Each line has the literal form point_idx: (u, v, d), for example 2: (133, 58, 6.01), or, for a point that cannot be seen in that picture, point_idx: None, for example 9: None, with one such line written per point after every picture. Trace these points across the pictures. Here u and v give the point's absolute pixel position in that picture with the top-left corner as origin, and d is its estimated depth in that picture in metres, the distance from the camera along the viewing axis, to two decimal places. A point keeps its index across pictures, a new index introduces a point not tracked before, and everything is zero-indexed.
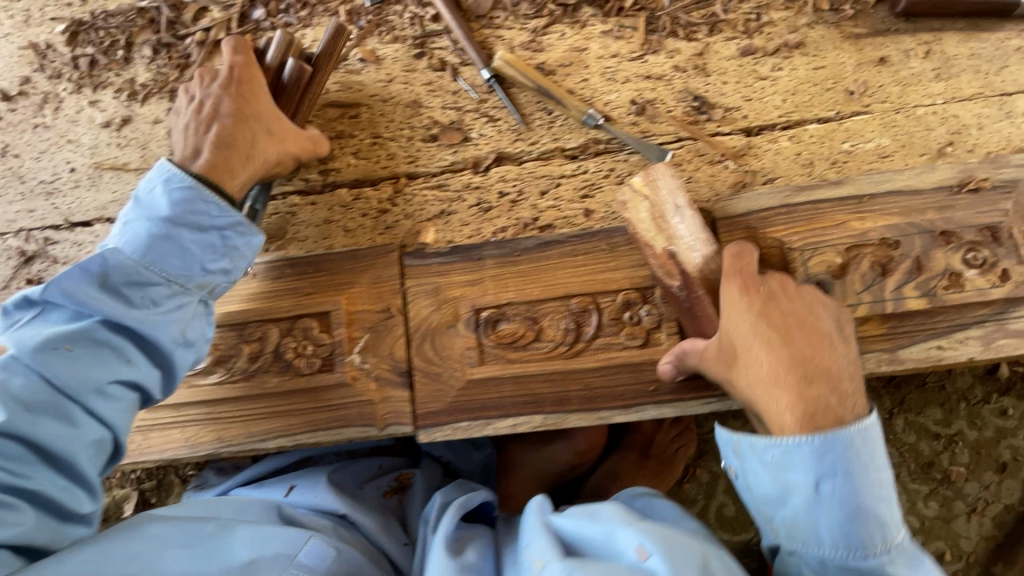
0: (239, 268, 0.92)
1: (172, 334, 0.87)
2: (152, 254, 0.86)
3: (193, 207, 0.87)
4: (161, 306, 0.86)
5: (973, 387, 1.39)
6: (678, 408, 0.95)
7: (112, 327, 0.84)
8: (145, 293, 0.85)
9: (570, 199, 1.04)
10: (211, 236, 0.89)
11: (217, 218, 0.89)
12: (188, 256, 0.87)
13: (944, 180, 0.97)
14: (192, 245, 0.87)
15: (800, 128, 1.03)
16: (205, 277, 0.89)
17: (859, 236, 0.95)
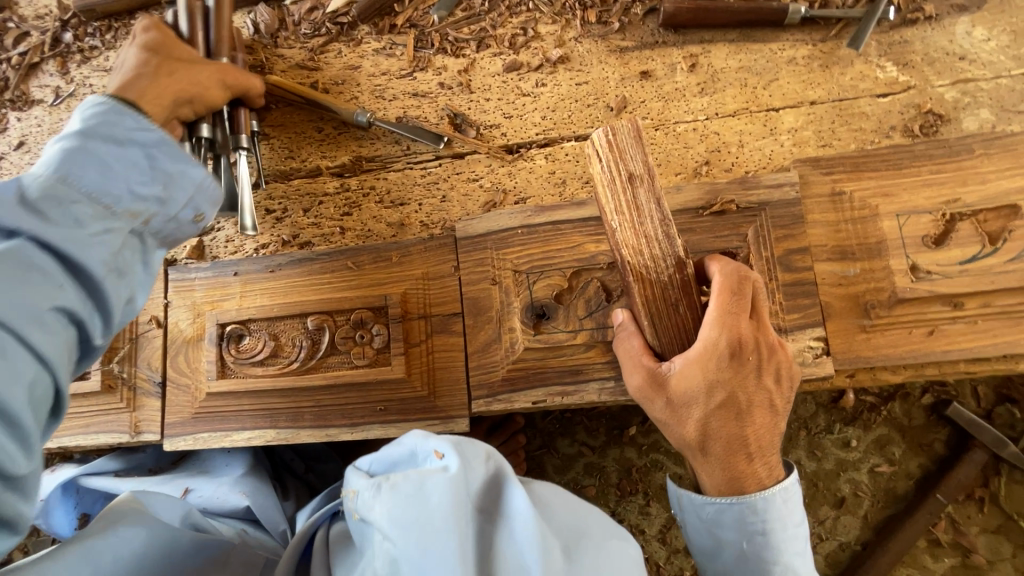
0: (176, 198, 0.73)
1: (102, 259, 0.64)
2: (75, 167, 0.65)
3: (110, 118, 0.69)
4: (88, 230, 0.64)
5: (816, 415, 1.31)
6: (401, 428, 0.95)
7: (71, 249, 0.62)
8: (82, 217, 0.64)
9: (329, 218, 1.06)
10: (147, 154, 0.70)
11: (140, 133, 0.70)
12: (130, 175, 0.69)
13: (689, 201, 0.91)
14: (121, 164, 0.69)
15: (558, 146, 1.01)
16: (138, 204, 0.69)
17: (589, 259, 0.91)
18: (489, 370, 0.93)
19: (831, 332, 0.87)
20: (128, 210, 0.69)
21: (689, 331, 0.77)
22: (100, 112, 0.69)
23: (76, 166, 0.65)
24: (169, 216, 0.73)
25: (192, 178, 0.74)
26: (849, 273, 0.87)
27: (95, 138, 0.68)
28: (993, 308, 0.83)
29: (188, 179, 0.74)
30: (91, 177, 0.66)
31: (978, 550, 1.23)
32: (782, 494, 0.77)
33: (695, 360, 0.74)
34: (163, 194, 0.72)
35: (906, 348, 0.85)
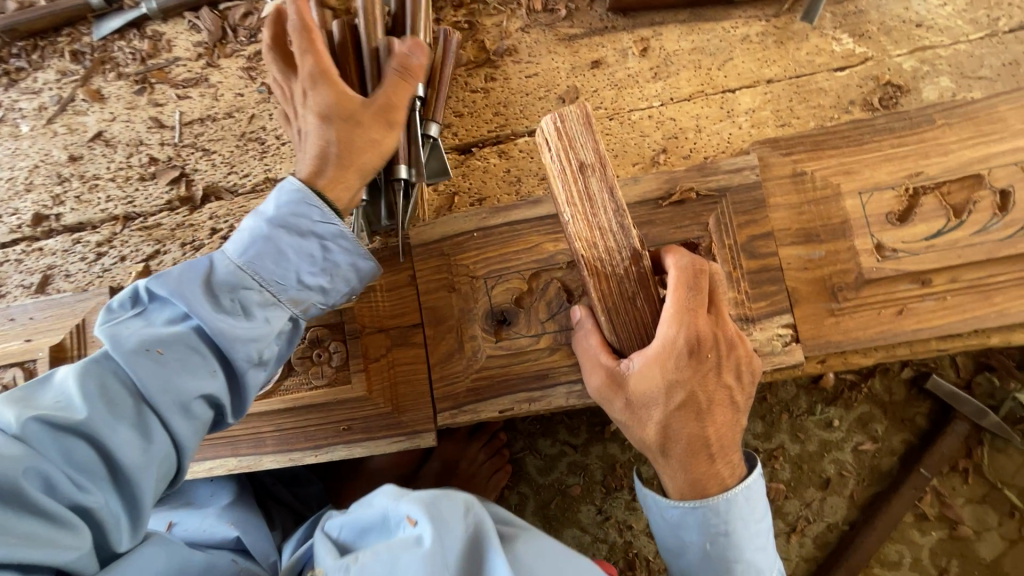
0: (335, 288, 0.80)
1: (253, 354, 0.75)
2: (257, 261, 0.76)
3: (298, 215, 0.77)
4: (249, 322, 0.75)
5: (798, 398, 1.30)
6: (367, 447, 0.91)
7: (225, 340, 0.73)
8: (250, 308, 0.75)
9: None
10: (320, 250, 0.78)
11: (322, 227, 0.78)
12: (290, 270, 0.77)
13: (647, 192, 0.88)
14: (295, 256, 0.77)
15: (511, 143, 0.97)
16: (302, 292, 0.78)
17: (548, 260, 0.88)
18: (452, 382, 0.90)
19: (799, 318, 0.84)
20: (293, 298, 0.78)
21: (647, 326, 0.74)
22: (289, 205, 0.77)
23: (257, 260, 0.76)
24: (328, 304, 0.81)
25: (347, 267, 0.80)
26: (815, 255, 0.84)
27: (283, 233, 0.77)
28: (962, 282, 0.81)
29: (349, 269, 0.80)
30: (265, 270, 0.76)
31: (965, 522, 1.22)
32: (743, 490, 0.77)
33: (653, 358, 0.72)
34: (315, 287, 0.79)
35: (876, 330, 0.82)
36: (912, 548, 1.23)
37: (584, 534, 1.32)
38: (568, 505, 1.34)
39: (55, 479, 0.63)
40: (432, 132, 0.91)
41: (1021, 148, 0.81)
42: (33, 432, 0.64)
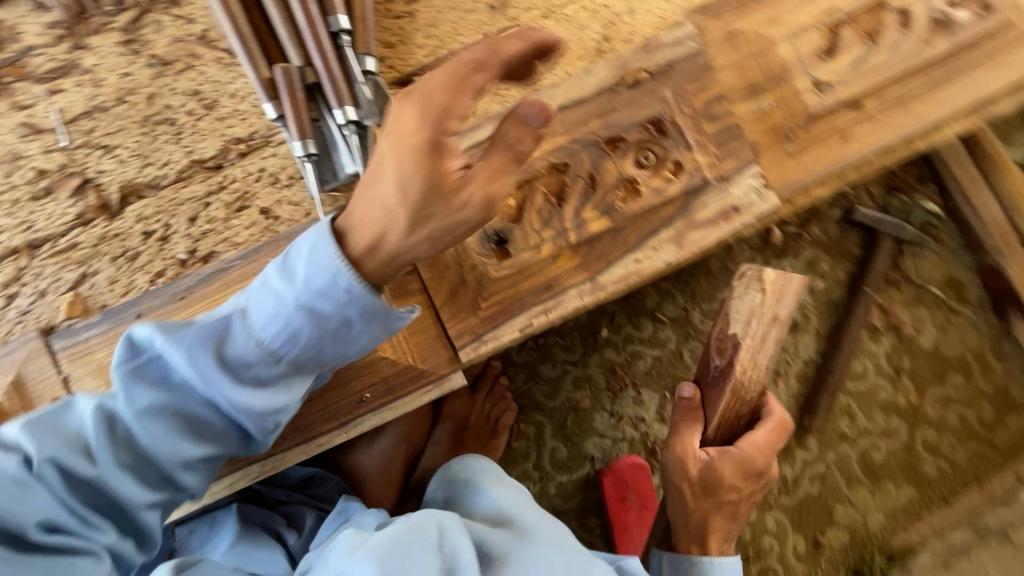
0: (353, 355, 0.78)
1: (262, 428, 0.76)
2: (275, 327, 0.74)
3: (330, 286, 0.72)
4: (263, 396, 0.75)
5: (754, 260, 1.42)
6: (393, 409, 0.89)
7: (242, 415, 0.74)
8: (265, 377, 0.75)
9: (225, 218, 0.90)
10: (329, 324, 0.74)
11: (350, 308, 0.73)
12: (315, 346, 0.75)
13: (603, 82, 0.89)
14: (322, 333, 0.74)
15: (453, 64, 0.92)
16: (325, 361, 0.77)
17: (526, 170, 0.87)
18: (465, 316, 0.88)
19: (765, 167, 0.91)
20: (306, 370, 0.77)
21: (732, 424, 0.96)
22: (331, 274, 0.71)
23: (289, 335, 0.73)
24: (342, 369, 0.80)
25: (388, 324, 0.76)
26: (765, 106, 0.90)
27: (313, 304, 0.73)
28: (887, 100, 0.91)
29: (379, 331, 0.76)
30: (296, 339, 0.73)
31: (907, 324, 1.43)
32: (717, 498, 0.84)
33: (725, 459, 0.96)
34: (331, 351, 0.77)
35: (829, 161, 0.91)
36: (872, 359, 1.42)
37: (604, 439, 1.39)
38: (583, 419, 1.40)
39: (74, 521, 0.70)
40: (369, 67, 0.86)
41: None
42: (62, 475, 0.69)
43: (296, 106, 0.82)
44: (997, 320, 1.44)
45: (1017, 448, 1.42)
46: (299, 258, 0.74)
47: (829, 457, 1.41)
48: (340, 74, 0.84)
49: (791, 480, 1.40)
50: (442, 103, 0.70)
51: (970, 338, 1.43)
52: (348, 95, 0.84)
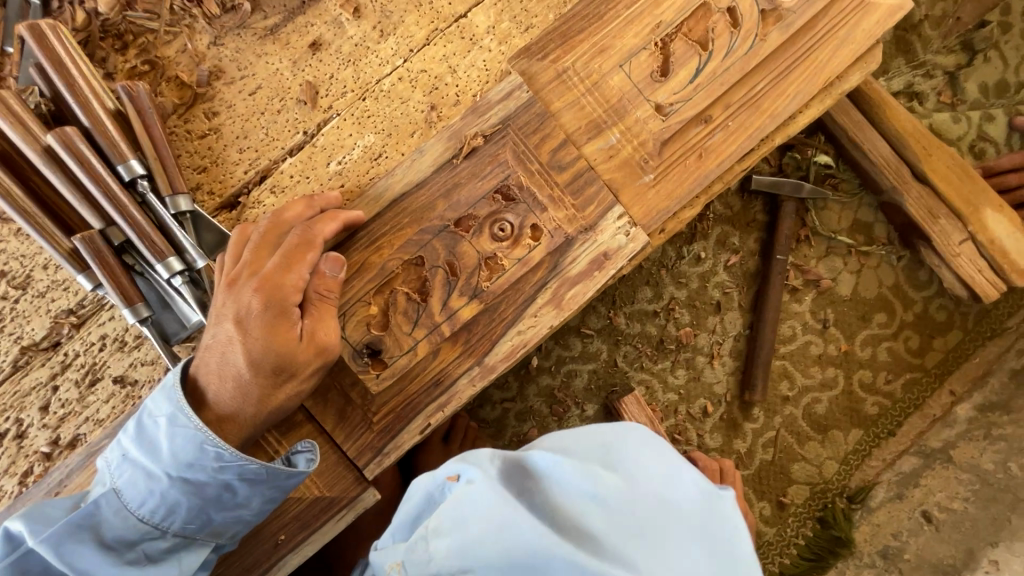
0: (248, 511, 0.76)
1: None
2: (155, 501, 0.73)
3: (196, 458, 0.72)
4: (161, 568, 0.74)
5: (664, 251, 1.41)
6: (314, 541, 0.85)
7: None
8: (158, 550, 0.74)
9: (79, 397, 0.83)
10: (210, 492, 0.73)
11: (223, 470, 0.73)
12: (201, 514, 0.75)
13: (439, 158, 0.83)
14: (201, 500, 0.74)
15: (277, 173, 0.84)
16: (222, 529, 0.77)
17: (381, 273, 0.82)
18: (360, 432, 0.84)
19: (628, 203, 0.87)
20: (208, 532, 0.76)
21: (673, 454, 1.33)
22: (191, 442, 0.72)
23: (166, 507, 0.73)
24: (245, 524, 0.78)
25: (274, 483, 0.75)
26: (612, 141, 0.86)
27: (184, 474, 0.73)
28: (734, 105, 0.87)
29: (268, 492, 0.76)
30: (166, 512, 0.74)
31: (824, 276, 1.44)
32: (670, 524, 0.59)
33: None
34: (221, 519, 0.76)
35: (690, 180, 0.87)
36: (798, 318, 1.44)
37: None
38: None
39: None
40: (182, 206, 0.78)
41: None
42: None
43: (111, 276, 0.75)
44: (906, 251, 1.46)
45: (947, 366, 1.48)
46: (156, 431, 0.74)
47: (776, 420, 1.44)
48: (149, 225, 0.76)
49: (747, 453, 1.43)
50: (281, 287, 0.73)
51: (885, 275, 1.46)
52: (165, 245, 0.76)
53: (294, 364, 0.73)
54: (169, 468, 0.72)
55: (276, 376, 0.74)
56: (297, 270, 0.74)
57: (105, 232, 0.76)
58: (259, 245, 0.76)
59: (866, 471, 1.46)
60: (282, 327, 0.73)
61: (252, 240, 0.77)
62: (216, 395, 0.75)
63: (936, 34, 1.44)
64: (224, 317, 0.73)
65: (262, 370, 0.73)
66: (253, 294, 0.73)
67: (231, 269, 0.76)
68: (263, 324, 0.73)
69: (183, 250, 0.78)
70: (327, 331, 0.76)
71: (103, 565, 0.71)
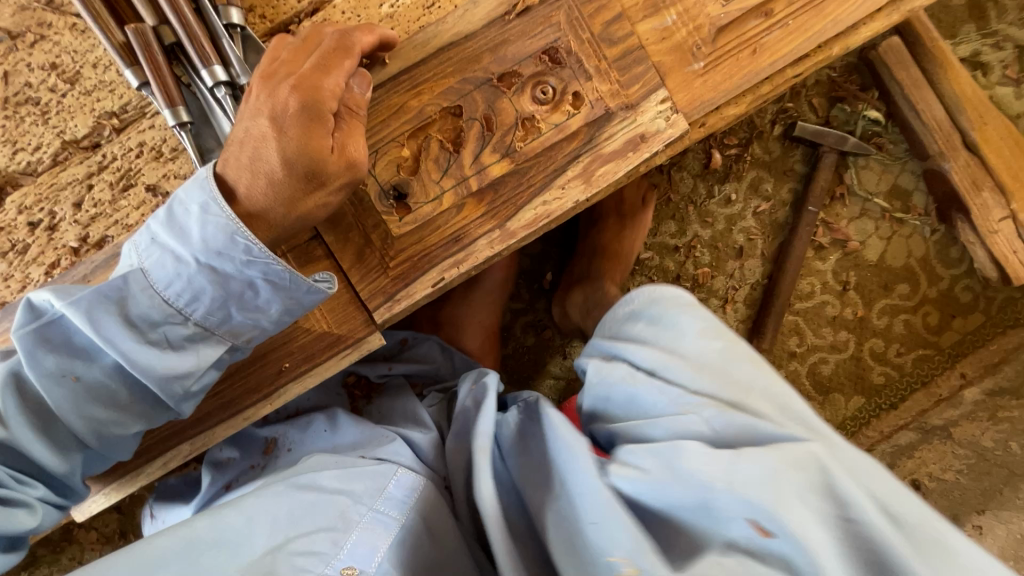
0: (271, 315, 0.80)
1: (182, 389, 0.79)
2: (179, 287, 0.76)
3: (226, 249, 0.75)
4: (180, 354, 0.77)
5: (695, 188, 1.40)
6: (316, 375, 0.88)
7: (150, 378, 0.76)
8: (178, 339, 0.78)
9: (112, 200, 0.85)
10: (236, 286, 0.77)
11: (250, 266, 0.76)
12: (222, 309, 0.78)
13: (491, 12, 0.83)
14: (226, 293, 0.77)
15: (330, 7, 0.85)
16: (239, 330, 0.80)
17: (418, 117, 0.82)
18: (375, 276, 0.86)
19: (673, 89, 0.86)
20: (227, 329, 0.80)
21: None
22: (221, 232, 0.74)
23: (190, 295, 0.76)
24: (264, 332, 0.82)
25: (298, 291, 0.78)
26: (668, 22, 0.84)
27: (211, 264, 0.76)
28: (797, 4, 0.85)
29: (289, 300, 0.79)
30: (188, 300, 0.77)
31: (853, 237, 1.42)
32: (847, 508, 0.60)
33: None
34: (240, 319, 0.79)
35: (739, 76, 0.86)
36: (818, 276, 1.43)
37: (559, 380, 1.41)
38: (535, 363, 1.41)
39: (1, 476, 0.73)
40: (235, 20, 0.79)
41: None
42: None
43: (159, 75, 0.76)
44: (941, 226, 1.43)
45: (962, 348, 1.45)
46: (187, 219, 0.76)
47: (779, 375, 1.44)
48: (199, 31, 0.77)
49: None
50: (316, 87, 0.75)
51: (915, 247, 1.43)
52: (213, 53, 0.77)
53: (325, 168, 0.76)
54: (199, 253, 0.75)
55: (307, 179, 0.76)
56: (332, 74, 0.76)
57: (156, 31, 0.77)
58: (295, 51, 0.78)
59: (860, 439, 1.45)
60: (319, 124, 0.75)
61: (289, 47, 0.79)
62: (248, 195, 0.76)
63: (1014, 4, 1.38)
64: (259, 114, 0.75)
65: (296, 168, 0.75)
66: (290, 93, 0.75)
67: (267, 72, 0.78)
68: (299, 119, 0.75)
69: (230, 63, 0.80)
70: (357, 145, 0.78)
71: (127, 339, 0.74)
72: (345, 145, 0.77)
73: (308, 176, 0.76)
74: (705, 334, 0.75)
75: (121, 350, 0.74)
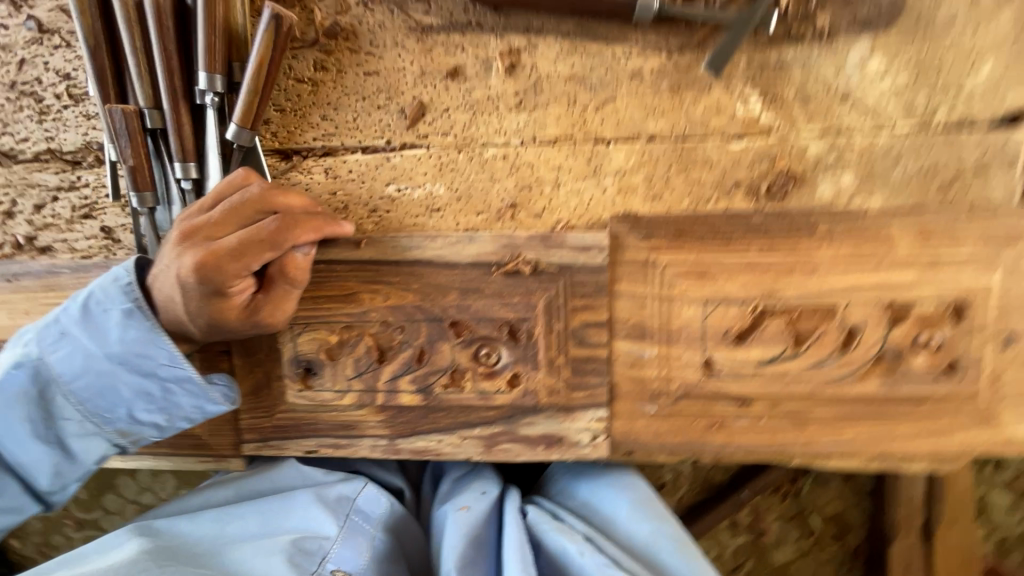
0: (168, 417, 0.77)
1: (68, 472, 0.76)
2: (86, 384, 0.73)
3: (145, 353, 0.73)
4: (78, 446, 0.75)
5: None
6: (173, 461, 0.91)
7: (45, 463, 0.74)
8: (73, 435, 0.75)
9: (69, 220, 0.86)
10: (144, 386, 0.74)
11: (166, 369, 0.74)
12: (120, 407, 0.75)
13: (482, 255, 0.77)
14: (131, 393, 0.75)
15: (339, 159, 0.80)
16: (134, 427, 0.77)
17: (361, 315, 0.79)
18: (259, 415, 0.86)
19: (613, 414, 0.81)
20: (123, 427, 0.77)
21: None
22: (143, 334, 0.72)
23: (91, 393, 0.74)
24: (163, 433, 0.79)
25: (202, 398, 0.76)
26: (644, 354, 0.78)
27: (125, 365, 0.73)
28: (779, 411, 0.77)
29: (188, 406, 0.77)
30: (88, 399, 0.74)
31: (769, 534, 1.36)
32: None
33: None
34: (136, 418, 0.76)
35: (682, 438, 0.80)
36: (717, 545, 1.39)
37: None
38: None
39: None
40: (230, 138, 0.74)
41: (887, 283, 0.72)
42: None
43: (127, 159, 0.74)
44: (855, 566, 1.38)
45: None
46: (102, 319, 0.73)
47: None
48: (186, 126, 0.74)
49: None
50: (223, 267, 0.69)
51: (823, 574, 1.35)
52: (191, 151, 0.75)
53: (227, 327, 0.73)
54: (109, 357, 0.73)
55: (209, 330, 0.74)
56: (246, 261, 0.69)
57: (144, 111, 0.74)
58: (230, 211, 0.70)
59: None
60: (222, 295, 0.70)
61: (232, 199, 0.70)
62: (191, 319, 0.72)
63: None
64: (172, 263, 0.71)
65: (196, 320, 0.73)
66: (195, 263, 0.69)
67: (197, 217, 0.71)
68: (201, 287, 0.69)
69: (202, 164, 0.77)
70: (273, 312, 0.74)
71: (24, 433, 0.72)
72: (248, 315, 0.73)
73: (208, 328, 0.74)
74: (638, 515, 0.79)
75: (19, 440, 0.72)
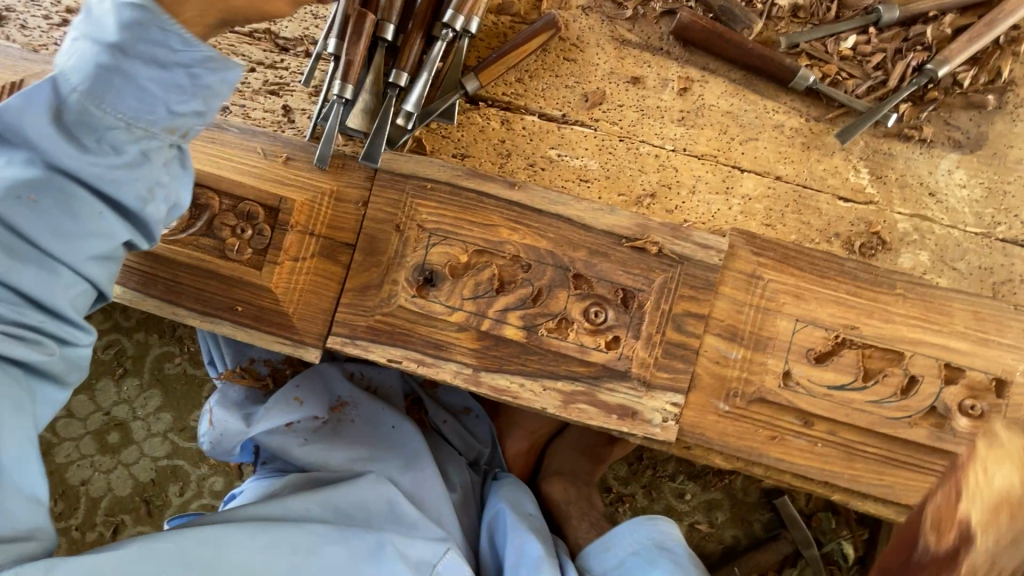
0: (213, 108, 0.65)
1: (144, 193, 0.67)
2: (107, 94, 0.60)
3: (156, 38, 0.58)
4: (123, 151, 0.64)
5: (667, 461, 1.35)
6: (250, 336, 0.90)
7: (110, 181, 0.65)
8: (116, 142, 0.63)
9: (255, 91, 0.95)
10: (175, 75, 0.61)
11: (183, 63, 0.60)
12: (152, 104, 0.62)
13: (617, 226, 0.87)
14: (147, 79, 0.60)
15: (518, 115, 0.92)
16: (176, 122, 0.64)
17: (496, 244, 0.87)
18: (357, 313, 0.89)
19: (689, 403, 0.87)
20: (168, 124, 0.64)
21: None
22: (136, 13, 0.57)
23: (128, 101, 0.61)
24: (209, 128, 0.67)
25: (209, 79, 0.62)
26: (731, 355, 0.86)
27: (142, 61, 0.60)
28: (837, 438, 0.85)
29: (213, 87, 0.63)
30: (101, 103, 0.61)
31: None
32: None
33: None
34: (170, 112, 0.63)
35: (745, 443, 0.86)
36: None
37: None
38: None
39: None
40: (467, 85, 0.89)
41: (947, 347, 0.84)
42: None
43: (353, 52, 0.85)
44: None
45: None
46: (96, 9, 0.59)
47: None
48: (416, 47, 0.88)
49: None
50: None
51: None
52: (411, 65, 0.88)
53: None
54: (116, 50, 0.59)
55: None
56: None
57: (379, 23, 0.87)
58: None
59: None
60: None
61: None
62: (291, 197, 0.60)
63: None
64: None
65: None
66: None
67: None
68: None
69: (411, 79, 0.89)
70: None
71: (67, 148, 0.62)
72: None
73: None
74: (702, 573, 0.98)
75: (71, 161, 0.62)
